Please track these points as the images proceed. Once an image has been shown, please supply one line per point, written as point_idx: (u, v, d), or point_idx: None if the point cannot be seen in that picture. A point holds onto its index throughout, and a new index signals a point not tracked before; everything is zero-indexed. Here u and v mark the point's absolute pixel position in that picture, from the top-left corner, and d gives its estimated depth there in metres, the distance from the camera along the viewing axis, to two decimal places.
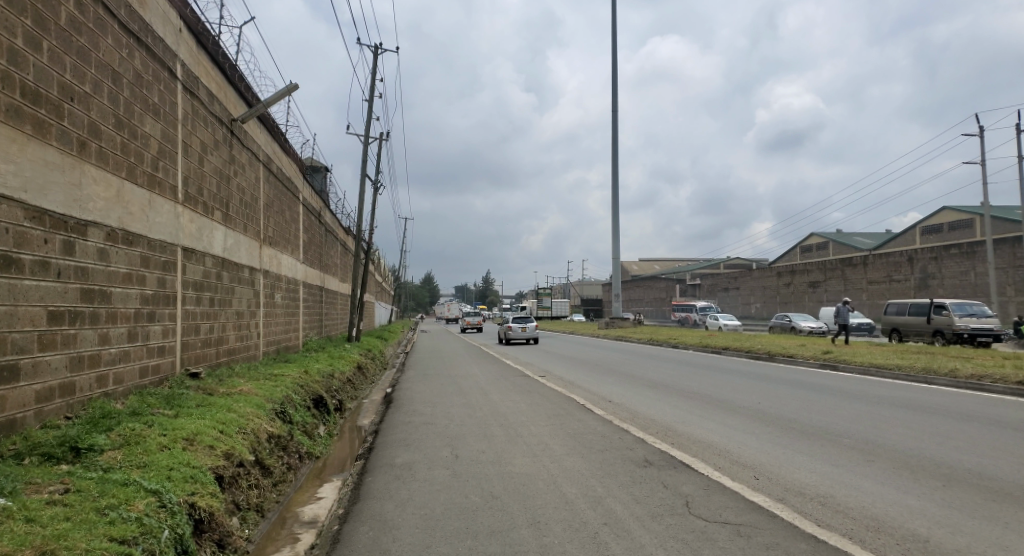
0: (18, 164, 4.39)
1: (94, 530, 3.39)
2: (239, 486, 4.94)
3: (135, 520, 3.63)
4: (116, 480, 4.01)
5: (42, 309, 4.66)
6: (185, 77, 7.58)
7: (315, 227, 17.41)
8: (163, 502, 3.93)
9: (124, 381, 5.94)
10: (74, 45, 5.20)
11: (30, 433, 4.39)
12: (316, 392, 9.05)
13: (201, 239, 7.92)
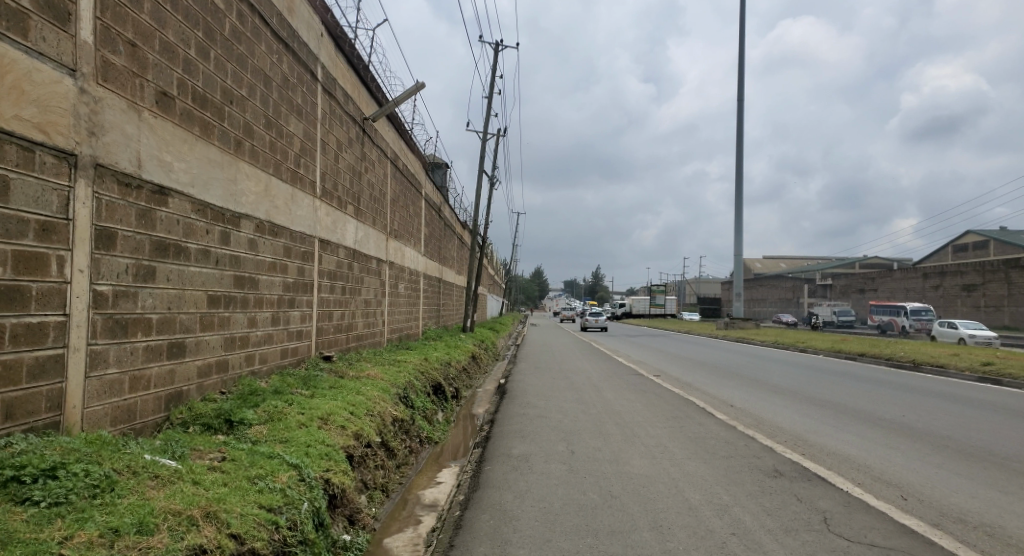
0: (188, 162, 4.91)
1: (246, 498, 3.81)
2: (367, 466, 5.22)
3: (279, 491, 3.99)
4: (263, 452, 4.39)
5: (203, 294, 5.15)
6: (324, 79, 8.06)
7: (434, 221, 18.05)
8: (302, 476, 4.26)
9: (268, 360, 6.46)
10: (236, 52, 5.69)
11: (194, 405, 4.92)
12: (435, 380, 9.42)
13: (335, 231, 8.42)
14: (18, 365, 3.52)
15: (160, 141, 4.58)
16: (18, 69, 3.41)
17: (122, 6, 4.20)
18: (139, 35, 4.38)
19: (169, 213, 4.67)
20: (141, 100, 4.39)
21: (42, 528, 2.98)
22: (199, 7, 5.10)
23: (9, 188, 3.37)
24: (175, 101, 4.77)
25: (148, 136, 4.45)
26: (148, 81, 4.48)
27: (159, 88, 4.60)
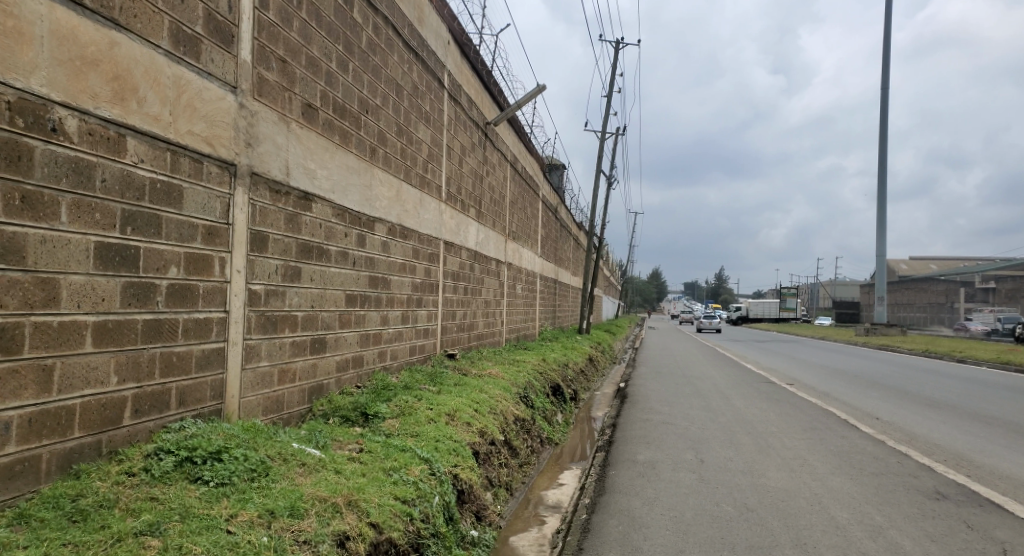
0: (329, 169, 5.51)
1: (383, 488, 4.00)
2: (492, 463, 5.31)
3: (412, 483, 4.16)
4: (396, 445, 4.59)
5: (342, 293, 5.78)
6: (451, 85, 8.38)
7: (552, 223, 18.28)
8: (433, 470, 4.42)
9: (399, 357, 6.89)
10: (370, 63, 6.16)
11: (333, 398, 5.55)
12: (554, 381, 9.53)
13: (459, 234, 8.72)
14: (188, 356, 4.22)
15: (305, 151, 5.20)
16: (192, 90, 4.16)
17: (276, 28, 4.87)
18: (289, 52, 5.03)
19: (312, 217, 5.29)
20: (289, 112, 5.03)
21: (212, 505, 3.45)
22: (340, 23, 5.66)
23: (183, 196, 4.09)
24: (317, 112, 5.39)
25: (295, 145, 5.08)
26: (296, 94, 5.12)
27: (305, 100, 5.22)
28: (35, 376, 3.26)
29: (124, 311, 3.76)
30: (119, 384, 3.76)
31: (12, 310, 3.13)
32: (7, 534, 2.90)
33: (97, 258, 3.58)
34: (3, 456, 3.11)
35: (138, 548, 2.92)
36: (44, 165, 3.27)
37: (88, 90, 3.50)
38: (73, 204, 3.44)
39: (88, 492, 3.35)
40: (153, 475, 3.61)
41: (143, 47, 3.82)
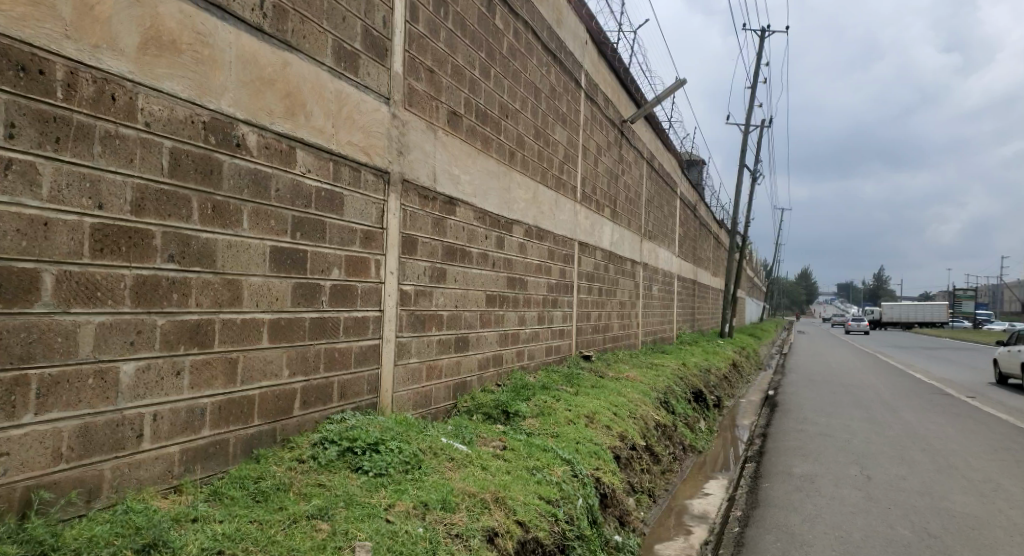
0: (472, 174, 5.79)
1: (528, 487, 4.09)
2: (634, 468, 5.26)
3: (556, 484, 4.22)
4: (538, 444, 4.67)
5: (482, 293, 6.03)
6: (588, 84, 8.48)
7: (689, 221, 17.73)
8: (576, 472, 4.46)
9: (536, 357, 7.09)
10: (511, 69, 6.43)
11: (475, 395, 5.80)
12: (694, 386, 9.38)
13: (593, 234, 8.70)
14: (348, 351, 4.62)
15: (450, 157, 5.50)
16: (352, 103, 4.57)
17: (425, 39, 5.20)
18: (436, 62, 5.35)
19: (456, 221, 5.59)
20: (436, 120, 5.35)
21: (372, 495, 3.74)
22: (484, 31, 5.97)
23: (343, 203, 4.52)
24: (462, 118, 5.68)
25: (441, 152, 5.39)
26: (442, 103, 5.44)
27: (450, 108, 5.53)
28: (223, 368, 3.83)
29: (293, 309, 4.23)
30: (289, 377, 4.23)
31: (204, 308, 3.73)
32: (205, 508, 3.42)
33: (272, 262, 4.08)
34: (199, 439, 3.72)
35: (312, 530, 3.32)
36: (229, 178, 3.83)
37: (265, 107, 4.02)
38: (252, 211, 3.96)
39: (267, 475, 3.79)
40: (319, 463, 3.95)
41: (311, 65, 4.28)
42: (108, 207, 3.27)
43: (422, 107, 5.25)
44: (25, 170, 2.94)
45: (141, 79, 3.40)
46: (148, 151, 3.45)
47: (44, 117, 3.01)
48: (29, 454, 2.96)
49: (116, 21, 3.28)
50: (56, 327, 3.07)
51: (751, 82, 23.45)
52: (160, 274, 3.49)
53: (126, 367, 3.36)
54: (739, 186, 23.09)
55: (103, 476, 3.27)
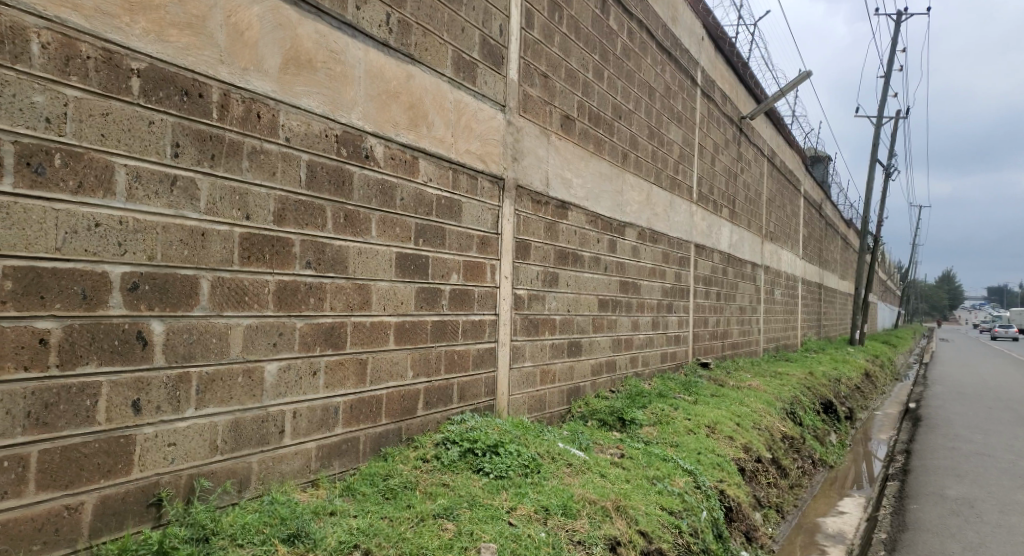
0: (584, 177, 5.79)
1: (649, 497, 4.03)
2: (760, 482, 5.21)
3: (678, 495, 4.18)
4: (658, 454, 4.65)
5: (595, 297, 6.01)
6: (703, 81, 8.33)
7: (813, 221, 16.80)
8: (698, 485, 4.42)
9: (650, 363, 7.05)
10: (625, 69, 6.42)
11: (590, 401, 5.78)
12: (824, 396, 8.97)
13: (711, 236, 8.64)
14: (466, 353, 4.73)
15: (563, 161, 5.53)
16: (470, 112, 4.69)
17: (540, 44, 5.27)
18: (550, 66, 5.39)
19: (568, 225, 5.62)
20: (550, 124, 5.39)
21: (494, 496, 3.80)
22: (598, 34, 5.99)
23: (461, 210, 4.65)
24: (575, 122, 5.70)
25: (554, 157, 5.43)
26: (556, 107, 5.48)
27: (564, 112, 5.56)
28: (353, 368, 4.06)
29: (416, 313, 4.41)
30: (413, 377, 4.39)
31: (337, 311, 3.99)
32: (340, 502, 3.62)
33: (397, 267, 4.29)
34: (332, 436, 3.96)
35: (440, 530, 3.43)
36: (359, 188, 4.07)
37: (391, 119, 4.20)
38: (380, 220, 4.19)
39: (394, 473, 3.93)
40: (442, 462, 4.06)
41: (433, 77, 4.43)
42: (254, 218, 3.61)
43: (536, 112, 5.31)
44: (187, 186, 3.34)
45: (282, 97, 3.70)
46: (289, 165, 3.75)
47: (202, 137, 3.39)
48: (190, 445, 3.35)
49: (261, 44, 3.59)
50: (211, 329, 3.43)
51: (885, 71, 21.82)
52: (298, 280, 3.79)
53: (269, 367, 3.67)
54: (868, 184, 21.51)
55: (251, 468, 3.59)
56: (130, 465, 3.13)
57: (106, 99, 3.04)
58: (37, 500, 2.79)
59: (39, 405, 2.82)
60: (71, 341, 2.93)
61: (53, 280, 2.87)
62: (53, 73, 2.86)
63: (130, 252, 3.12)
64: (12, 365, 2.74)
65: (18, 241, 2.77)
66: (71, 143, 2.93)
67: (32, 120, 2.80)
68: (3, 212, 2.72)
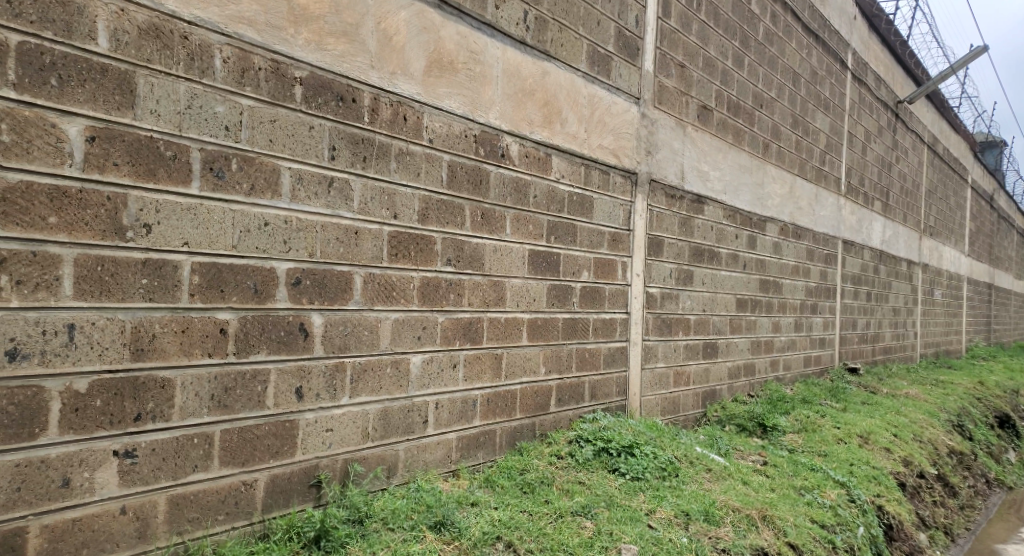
0: (722, 170, 5.63)
1: (797, 508, 3.83)
2: (923, 500, 4.83)
3: (830, 508, 3.93)
4: (805, 463, 4.45)
5: (732, 297, 5.83)
6: (854, 64, 7.82)
7: (982, 213, 15.15)
8: (853, 497, 4.14)
9: (791, 368, 6.72)
10: (767, 55, 6.15)
11: (726, 405, 5.56)
12: (996, 409, 8.12)
13: (861, 232, 8.06)
14: (598, 352, 4.70)
15: (699, 153, 5.39)
16: (604, 106, 4.67)
17: (676, 34, 5.16)
18: (686, 56, 5.27)
19: (704, 220, 5.48)
20: (686, 116, 5.28)
21: (631, 497, 3.74)
22: (738, 20, 5.78)
23: (593, 206, 4.63)
24: (712, 112, 5.54)
25: (690, 149, 5.31)
26: (693, 97, 5.35)
27: (701, 102, 5.42)
28: (490, 362, 4.14)
29: (548, 310, 4.42)
30: (545, 374, 4.41)
31: (474, 307, 4.08)
32: (481, 493, 3.72)
33: (530, 265, 4.32)
34: (472, 428, 4.06)
35: (578, 528, 3.43)
36: (495, 187, 4.13)
37: (526, 118, 4.25)
38: (514, 218, 4.23)
39: (530, 469, 3.98)
40: (577, 460, 4.05)
41: (567, 73, 4.43)
42: (401, 217, 3.76)
43: (671, 104, 5.20)
44: (342, 187, 3.53)
45: (426, 100, 3.82)
46: (431, 165, 3.87)
47: (356, 140, 3.57)
48: (345, 432, 3.55)
49: (408, 49, 3.72)
50: (363, 322, 3.62)
51: None
52: (439, 276, 3.92)
53: (414, 359, 3.82)
54: None
55: (398, 456, 3.75)
56: (294, 448, 3.36)
57: (274, 107, 3.27)
58: (221, 475, 3.10)
59: (221, 389, 3.10)
60: (245, 330, 3.19)
61: (230, 275, 3.14)
62: (232, 85, 3.13)
63: (293, 249, 3.35)
64: (199, 352, 3.04)
65: (204, 240, 3.05)
66: (245, 149, 3.18)
67: (215, 129, 3.08)
68: (192, 213, 3.01)
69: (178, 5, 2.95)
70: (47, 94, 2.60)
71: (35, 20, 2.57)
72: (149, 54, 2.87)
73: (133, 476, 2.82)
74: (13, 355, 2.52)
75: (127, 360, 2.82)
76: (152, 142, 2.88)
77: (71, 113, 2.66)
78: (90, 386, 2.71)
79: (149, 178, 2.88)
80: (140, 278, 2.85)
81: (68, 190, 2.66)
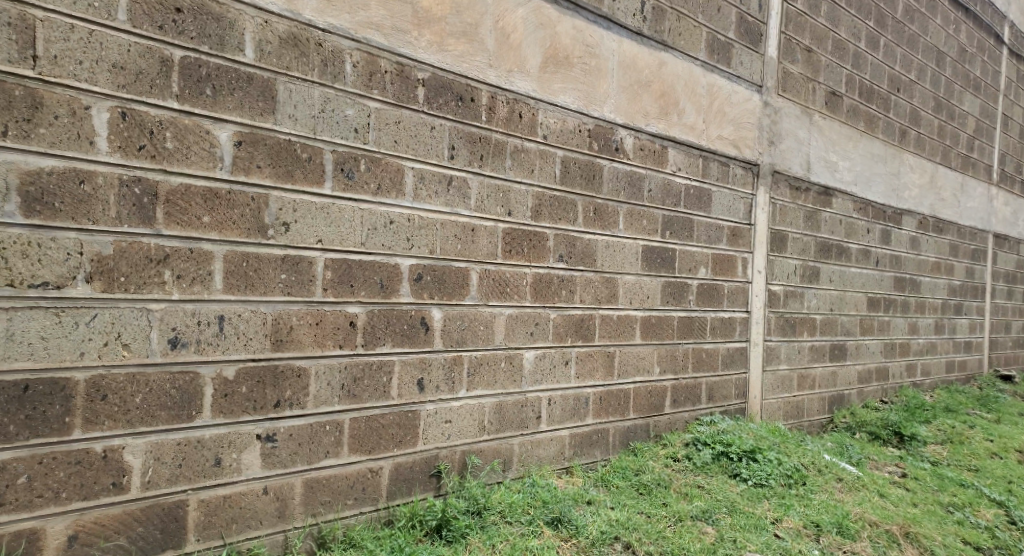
0: (853, 159, 5.37)
1: (945, 527, 3.55)
2: None
3: (985, 529, 3.62)
4: (953, 478, 4.20)
5: (863, 296, 5.51)
6: (1011, 40, 7.15)
7: None
8: (1013, 518, 3.81)
9: (931, 373, 6.28)
10: (906, 34, 5.75)
11: (856, 410, 5.28)
12: None
13: (1016, 225, 7.35)
14: (716, 352, 4.56)
15: (826, 143, 5.16)
16: (723, 96, 4.53)
17: (803, 17, 4.92)
18: (813, 40, 5.03)
19: (832, 214, 5.24)
20: (812, 103, 5.05)
21: (755, 504, 3.59)
22: None
23: (710, 200, 4.51)
24: (842, 99, 5.26)
25: (816, 138, 5.09)
26: (820, 83, 5.09)
27: (829, 88, 5.16)
28: (603, 360, 4.09)
29: (663, 308, 4.32)
30: (660, 374, 4.31)
31: (586, 304, 4.04)
32: (596, 492, 3.68)
33: (644, 261, 4.23)
34: (585, 425, 4.04)
35: (699, 533, 3.33)
36: (609, 182, 4.08)
37: (642, 110, 4.17)
38: (628, 213, 4.16)
39: (645, 470, 3.91)
40: (695, 463, 3.95)
41: (685, 62, 4.32)
42: (515, 214, 3.78)
43: (797, 91, 4.98)
44: (460, 185, 3.60)
45: (542, 96, 3.82)
46: (546, 161, 3.87)
47: (474, 138, 3.63)
48: (463, 424, 3.62)
49: (525, 46, 3.74)
50: (479, 317, 3.67)
51: None
52: (552, 272, 3.91)
53: (527, 354, 3.83)
54: None
55: (513, 450, 3.79)
56: (416, 438, 3.47)
57: (398, 108, 3.38)
58: (351, 461, 3.25)
59: (350, 379, 3.25)
60: (372, 324, 3.32)
61: (358, 271, 3.28)
62: (360, 88, 3.26)
63: (416, 246, 3.45)
64: (331, 343, 3.19)
65: (335, 237, 3.21)
66: (371, 150, 3.31)
67: (345, 132, 3.22)
68: (325, 212, 3.17)
69: (314, 14, 3.11)
70: (203, 103, 2.81)
71: (194, 35, 2.78)
72: (288, 62, 3.04)
73: (274, 459, 3.01)
74: (174, 343, 2.75)
75: (268, 350, 3.01)
76: (290, 146, 3.06)
77: (223, 120, 2.87)
78: (237, 373, 2.91)
79: (288, 179, 3.06)
80: (279, 273, 3.04)
81: (220, 192, 2.86)
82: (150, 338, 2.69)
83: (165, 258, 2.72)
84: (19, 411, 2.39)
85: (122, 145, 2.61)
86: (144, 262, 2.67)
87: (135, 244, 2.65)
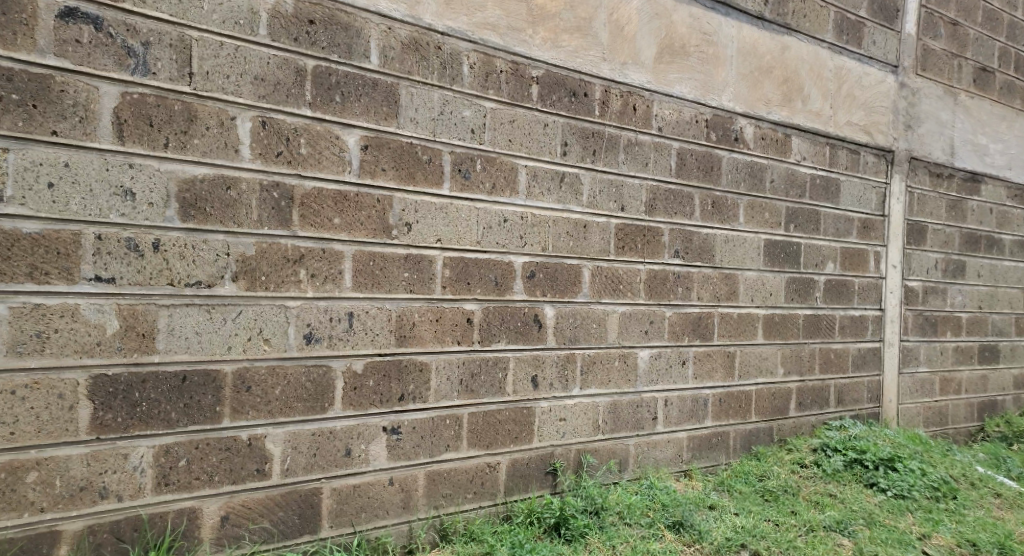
0: (1005, 141, 5.22)
1: None
2: None
3: None
4: None
5: (1017, 292, 5.38)
6: None
7: None
8: None
9: None
10: None
11: (1010, 419, 5.11)
12: None
13: None
14: (844, 353, 4.38)
15: (975, 122, 5.01)
16: (852, 79, 4.38)
17: None
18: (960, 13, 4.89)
19: (980, 202, 5.07)
20: (959, 81, 4.92)
21: (897, 517, 3.38)
22: None
23: (838, 190, 4.35)
24: (995, 74, 5.11)
25: (963, 119, 4.95)
26: (968, 59, 4.96)
27: (979, 64, 5.04)
28: (722, 360, 3.94)
29: (787, 306, 4.15)
30: (785, 375, 4.15)
31: (704, 302, 3.91)
32: (718, 497, 3.56)
33: (766, 256, 4.08)
34: (704, 428, 3.91)
35: (836, 545, 3.12)
36: (727, 173, 3.95)
37: (763, 97, 4.05)
38: (748, 205, 4.02)
39: (770, 476, 3.76)
40: (825, 470, 3.80)
41: (810, 46, 4.18)
42: (629, 209, 3.71)
43: (940, 69, 4.85)
44: (573, 181, 3.57)
45: (657, 87, 3.74)
46: (660, 154, 3.77)
47: (587, 134, 3.59)
48: (577, 422, 3.60)
49: (639, 37, 3.67)
50: (592, 314, 3.63)
51: None
52: (668, 269, 3.80)
53: (642, 353, 3.75)
54: None
55: (628, 450, 3.72)
56: (532, 434, 3.48)
57: (512, 107, 3.40)
58: (470, 455, 3.30)
59: (467, 374, 3.30)
60: (488, 321, 3.36)
61: (474, 269, 3.32)
62: (477, 89, 3.30)
63: (529, 244, 3.46)
64: (449, 339, 3.26)
65: (453, 236, 3.27)
66: (487, 149, 3.35)
67: (462, 132, 3.28)
68: (443, 212, 3.24)
69: (433, 18, 3.18)
70: (333, 110, 2.94)
71: (325, 45, 2.90)
72: (409, 66, 3.13)
73: (400, 451, 3.11)
74: (309, 337, 2.89)
75: (392, 345, 3.11)
76: (411, 148, 3.14)
77: (351, 125, 2.98)
78: (364, 367, 3.03)
79: (410, 181, 3.14)
80: (402, 272, 3.13)
81: (348, 194, 2.98)
82: (289, 333, 2.84)
83: (301, 258, 2.86)
84: (179, 399, 2.56)
85: (262, 152, 2.75)
86: (283, 262, 2.81)
87: (275, 245, 2.79)
